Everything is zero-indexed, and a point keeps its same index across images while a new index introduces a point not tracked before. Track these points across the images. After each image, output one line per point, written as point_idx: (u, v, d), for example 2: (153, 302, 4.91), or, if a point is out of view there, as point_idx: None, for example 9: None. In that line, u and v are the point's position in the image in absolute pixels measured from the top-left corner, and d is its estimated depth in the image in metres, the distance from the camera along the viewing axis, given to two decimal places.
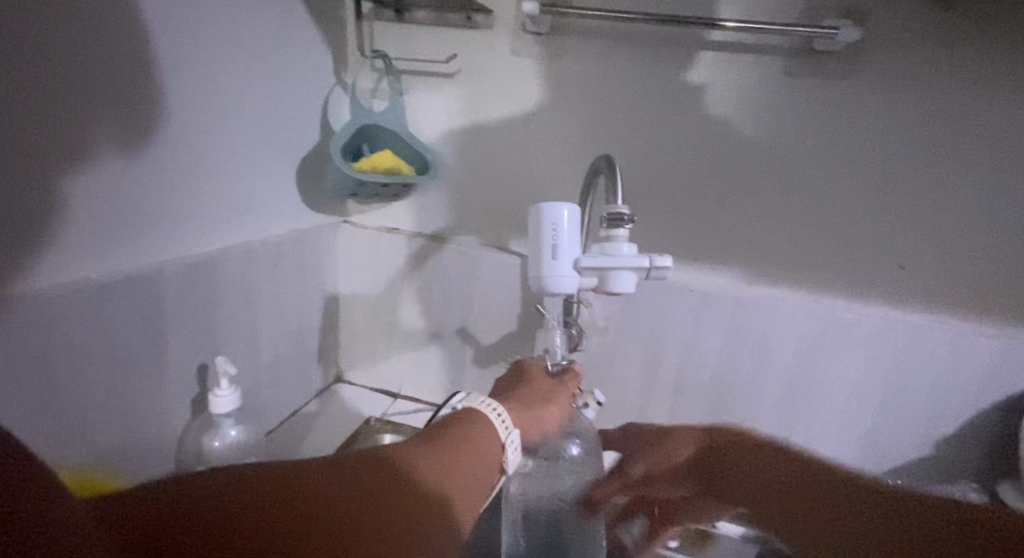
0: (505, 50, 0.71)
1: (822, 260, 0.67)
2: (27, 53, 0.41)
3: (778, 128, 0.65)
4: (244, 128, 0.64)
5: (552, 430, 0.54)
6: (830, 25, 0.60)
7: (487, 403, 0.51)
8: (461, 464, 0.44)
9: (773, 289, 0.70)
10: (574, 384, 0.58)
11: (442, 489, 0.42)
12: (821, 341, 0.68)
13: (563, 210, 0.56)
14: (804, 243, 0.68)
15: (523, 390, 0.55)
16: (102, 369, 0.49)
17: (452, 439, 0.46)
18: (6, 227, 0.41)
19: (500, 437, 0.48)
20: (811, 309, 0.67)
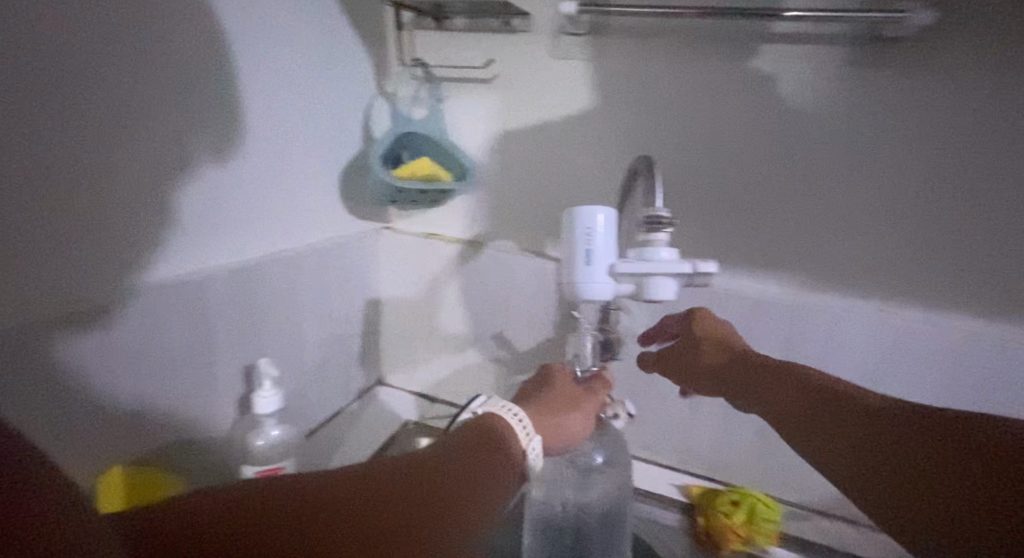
0: (543, 53, 0.70)
1: (885, 265, 0.62)
2: (87, 76, 0.44)
3: (833, 124, 0.61)
4: (290, 137, 0.67)
5: (575, 437, 0.52)
6: (895, 9, 0.55)
7: (508, 406, 0.48)
8: (478, 471, 0.42)
9: (830, 296, 0.65)
10: (602, 393, 0.56)
11: (447, 494, 0.40)
12: (882, 353, 0.62)
13: (597, 215, 0.54)
14: (864, 246, 0.63)
15: (545, 397, 0.53)
16: (156, 369, 0.52)
17: (470, 443, 0.44)
18: (64, 236, 0.44)
19: (521, 442, 0.45)
20: (870, 318, 0.62)
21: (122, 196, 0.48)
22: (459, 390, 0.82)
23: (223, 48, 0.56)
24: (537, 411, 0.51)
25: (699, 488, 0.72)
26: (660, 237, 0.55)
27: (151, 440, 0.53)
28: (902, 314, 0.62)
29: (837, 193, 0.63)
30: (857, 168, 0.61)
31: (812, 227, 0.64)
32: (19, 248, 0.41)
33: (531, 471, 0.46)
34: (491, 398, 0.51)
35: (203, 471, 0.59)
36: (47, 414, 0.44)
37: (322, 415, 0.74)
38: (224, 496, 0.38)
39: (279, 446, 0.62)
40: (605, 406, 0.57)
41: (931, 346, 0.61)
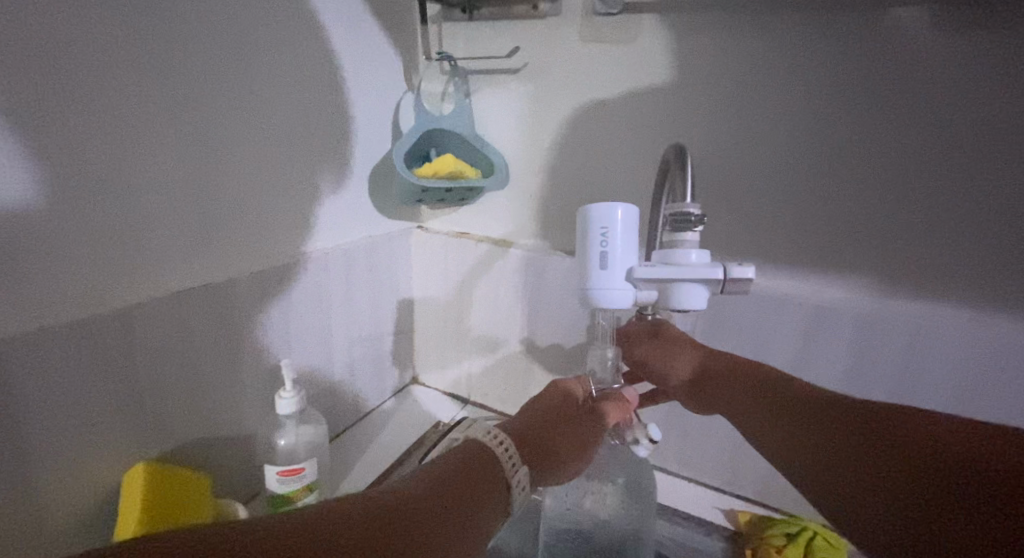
0: (573, 37, 0.66)
1: (961, 268, 0.53)
2: (109, 92, 0.46)
3: (908, 101, 0.52)
4: (318, 141, 0.67)
5: (570, 466, 0.50)
6: None
7: (493, 435, 0.47)
8: (460, 508, 0.40)
9: (892, 306, 0.56)
10: (613, 415, 0.53)
11: (460, 507, 0.40)
12: (948, 372, 0.54)
13: (616, 210, 0.46)
14: (936, 247, 0.54)
15: (538, 421, 0.51)
16: (184, 369, 0.55)
17: (454, 478, 0.42)
18: (93, 246, 0.47)
19: (504, 474, 0.44)
20: (938, 333, 0.54)
21: (148, 205, 0.51)
22: (489, 392, 0.81)
23: (248, 53, 0.57)
24: (526, 438, 0.49)
25: (745, 516, 0.65)
26: (689, 238, 0.47)
27: (177, 435, 0.56)
28: (981, 328, 0.53)
29: (906, 185, 0.54)
30: (933, 155, 0.52)
31: (872, 226, 0.56)
32: (50, 259, 0.44)
33: (517, 502, 0.45)
34: (477, 423, 0.50)
35: (229, 464, 0.62)
36: (73, 412, 0.47)
37: (349, 415, 0.77)
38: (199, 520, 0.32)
39: (303, 444, 0.64)
40: (624, 429, 0.54)
41: (1015, 365, 0.52)
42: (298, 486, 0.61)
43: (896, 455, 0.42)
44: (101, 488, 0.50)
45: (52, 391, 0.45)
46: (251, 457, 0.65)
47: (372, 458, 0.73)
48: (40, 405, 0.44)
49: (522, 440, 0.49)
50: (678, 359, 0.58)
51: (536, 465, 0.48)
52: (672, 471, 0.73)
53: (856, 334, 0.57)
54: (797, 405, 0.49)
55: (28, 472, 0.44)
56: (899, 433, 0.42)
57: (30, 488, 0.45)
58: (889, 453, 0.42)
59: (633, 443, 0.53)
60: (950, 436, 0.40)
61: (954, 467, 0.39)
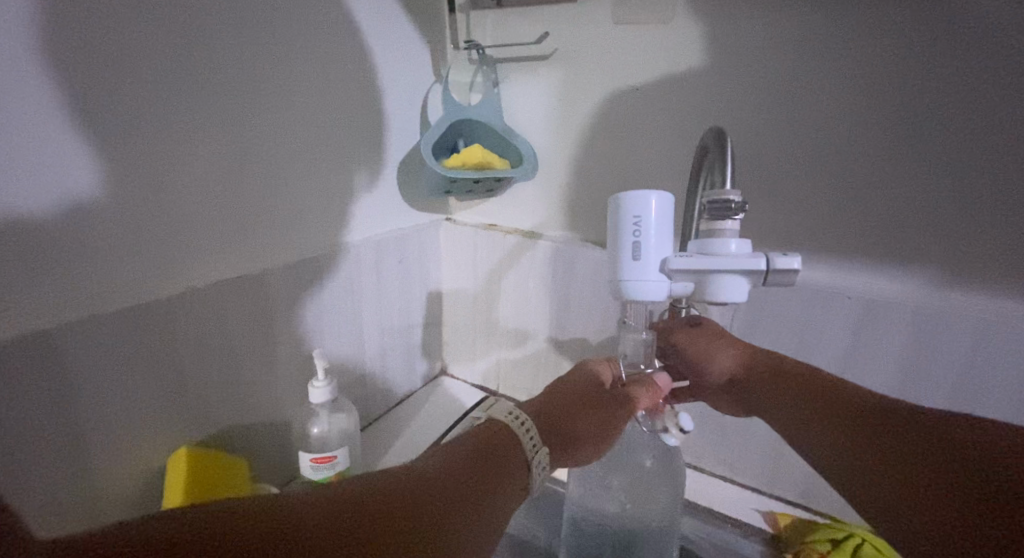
0: (606, 21, 0.63)
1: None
2: (143, 83, 0.46)
3: (977, 76, 0.47)
4: (349, 131, 0.67)
5: (592, 449, 0.50)
6: None
7: (515, 416, 0.47)
8: (480, 492, 0.40)
9: (949, 298, 0.53)
10: (643, 401, 0.51)
11: (480, 494, 0.40)
12: (1011, 370, 0.50)
13: (651, 199, 0.44)
14: (1003, 235, 0.50)
15: (562, 404, 0.51)
16: (221, 360, 0.55)
17: (474, 460, 0.42)
18: (133, 236, 0.47)
19: (524, 454, 0.44)
20: (1000, 329, 0.50)
21: (187, 196, 0.51)
22: (518, 384, 0.80)
23: (279, 44, 0.57)
24: (548, 419, 0.49)
25: (786, 519, 0.62)
26: (728, 226, 0.45)
27: (216, 423, 0.57)
28: None
29: (969, 169, 0.49)
30: (1002, 134, 0.48)
31: (931, 212, 0.52)
32: (91, 251, 0.45)
33: (537, 483, 0.45)
34: (498, 401, 0.50)
35: (265, 453, 0.63)
36: (114, 400, 0.47)
37: (380, 406, 0.77)
38: (223, 507, 0.31)
39: (335, 432, 0.64)
40: (653, 416, 0.52)
41: None
42: (330, 473, 0.61)
43: (933, 463, 0.40)
44: (142, 474, 0.51)
45: (95, 380, 0.46)
46: (286, 446, 0.65)
47: (403, 448, 0.72)
48: (84, 394, 0.45)
49: (544, 422, 0.48)
50: (719, 356, 0.56)
51: (555, 452, 0.47)
52: (706, 469, 0.70)
53: (912, 327, 0.53)
54: (835, 402, 0.48)
55: (72, 457, 0.46)
56: (925, 432, 0.41)
57: (76, 473, 0.46)
58: (924, 463, 0.40)
59: (662, 431, 0.52)
60: (976, 442, 0.39)
61: (967, 467, 0.38)
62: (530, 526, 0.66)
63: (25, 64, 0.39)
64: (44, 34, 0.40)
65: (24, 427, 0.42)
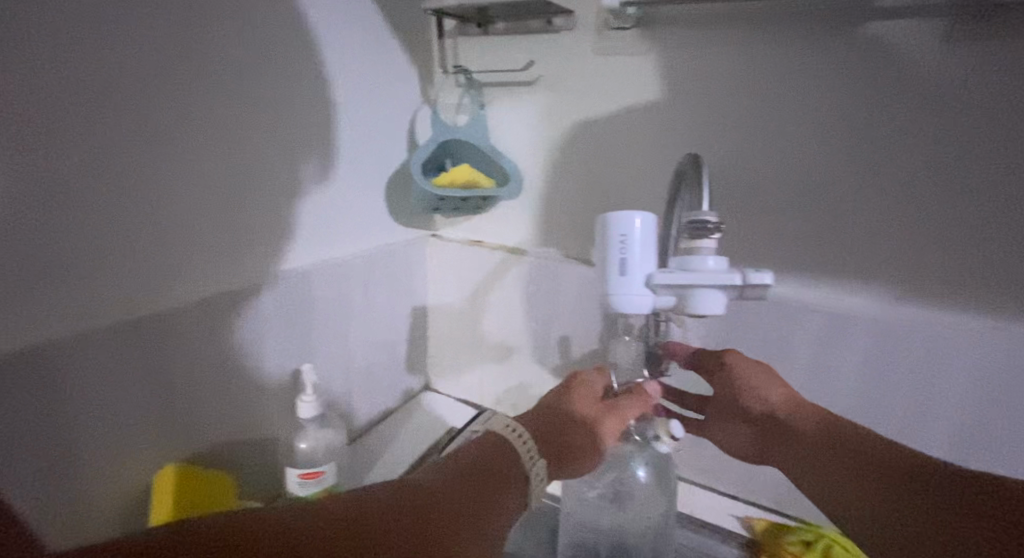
0: (586, 52, 0.67)
1: (974, 277, 0.54)
2: (140, 102, 0.47)
3: (919, 113, 0.53)
4: (337, 150, 0.69)
5: (591, 459, 0.51)
6: None
7: (512, 428, 0.49)
8: (486, 499, 0.42)
9: (904, 313, 0.57)
10: (632, 411, 0.54)
11: (480, 506, 0.41)
12: (961, 378, 0.55)
13: (635, 218, 0.48)
14: (949, 254, 0.54)
15: (560, 414, 0.53)
16: (210, 375, 0.56)
17: (476, 474, 0.44)
18: (131, 252, 0.48)
19: (523, 467, 0.46)
20: (948, 339, 0.55)
21: (180, 211, 0.52)
22: (502, 399, 0.82)
23: (270, 66, 0.59)
24: (546, 429, 0.51)
25: (762, 523, 0.65)
26: (706, 245, 0.47)
27: (206, 439, 0.57)
28: (992, 334, 0.53)
29: (917, 195, 0.55)
30: (943, 164, 0.53)
31: (885, 232, 0.57)
32: (92, 267, 0.46)
33: (536, 494, 0.46)
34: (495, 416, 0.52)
35: (252, 470, 0.62)
36: (107, 414, 0.47)
37: (367, 420, 0.78)
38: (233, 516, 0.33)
39: (323, 448, 0.64)
40: (645, 424, 0.55)
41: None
42: (318, 489, 0.61)
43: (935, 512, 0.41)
44: (131, 491, 0.51)
45: (92, 394, 0.46)
46: (273, 461, 0.65)
47: (389, 463, 0.73)
48: (78, 407, 0.45)
49: (541, 433, 0.50)
50: (766, 392, 0.55)
51: (551, 464, 0.49)
52: (687, 477, 0.73)
53: (872, 338, 0.58)
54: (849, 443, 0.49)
55: (64, 475, 0.45)
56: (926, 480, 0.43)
57: (67, 490, 0.46)
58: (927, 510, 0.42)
59: (655, 439, 0.54)
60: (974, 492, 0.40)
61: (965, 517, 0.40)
62: (519, 538, 0.68)
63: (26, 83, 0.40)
64: (46, 53, 0.40)
65: (17, 446, 0.42)
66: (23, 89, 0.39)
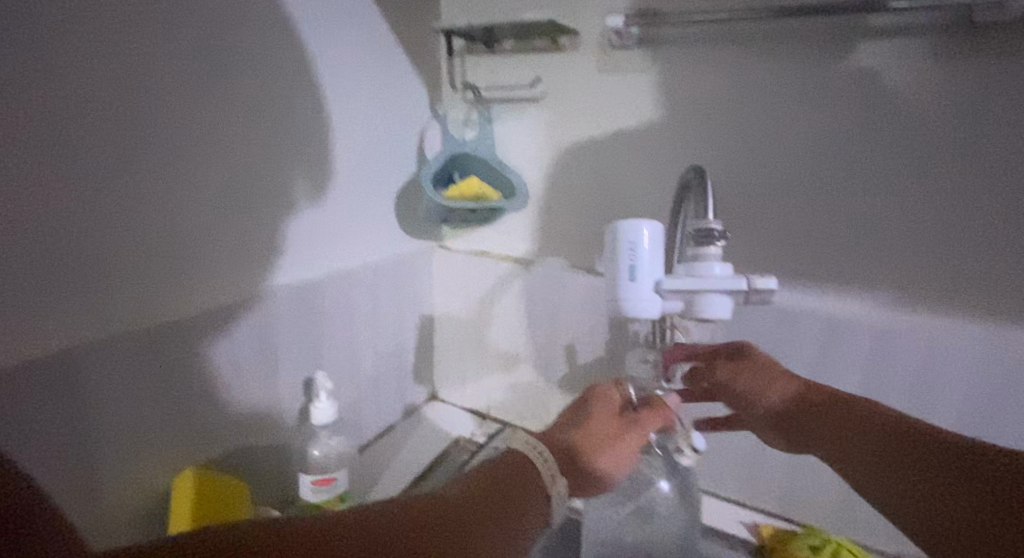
0: (590, 70, 0.70)
1: (966, 282, 0.57)
2: (166, 115, 0.49)
3: (909, 127, 0.56)
4: (350, 163, 0.70)
5: (614, 475, 0.53)
6: None
7: (534, 446, 0.50)
8: (505, 510, 0.43)
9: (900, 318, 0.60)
10: (650, 425, 0.56)
11: (502, 522, 0.42)
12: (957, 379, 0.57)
13: (642, 228, 0.50)
14: (941, 261, 0.57)
15: (582, 432, 0.54)
16: (228, 381, 0.57)
17: (498, 491, 0.45)
18: (155, 259, 0.50)
19: (545, 486, 0.47)
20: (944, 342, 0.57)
21: (201, 220, 0.53)
22: (509, 408, 0.83)
23: (288, 80, 0.61)
24: (570, 448, 0.52)
25: (768, 527, 0.67)
26: (712, 251, 0.49)
27: (221, 444, 0.57)
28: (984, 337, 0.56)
29: (910, 205, 0.57)
30: (933, 175, 0.56)
31: (880, 241, 0.60)
32: (119, 274, 0.47)
33: (557, 511, 0.47)
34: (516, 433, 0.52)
35: (264, 478, 0.63)
36: (130, 418, 0.48)
37: (374, 429, 0.78)
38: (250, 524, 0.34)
39: (336, 455, 0.65)
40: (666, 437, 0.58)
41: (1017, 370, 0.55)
42: (331, 496, 0.62)
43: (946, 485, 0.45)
44: (149, 496, 0.51)
45: (117, 398, 0.47)
46: (285, 469, 0.66)
47: (398, 471, 0.73)
48: (104, 412, 0.46)
49: (565, 452, 0.51)
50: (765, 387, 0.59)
51: (574, 480, 0.51)
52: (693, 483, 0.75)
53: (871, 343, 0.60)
54: (852, 424, 0.52)
55: (86, 477, 0.46)
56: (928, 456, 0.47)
57: (89, 493, 0.46)
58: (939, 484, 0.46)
59: (678, 452, 0.57)
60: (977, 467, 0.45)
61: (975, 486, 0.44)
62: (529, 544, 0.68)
63: (64, 96, 0.42)
64: (81, 67, 0.42)
65: (47, 450, 0.43)
66: (58, 100, 0.41)
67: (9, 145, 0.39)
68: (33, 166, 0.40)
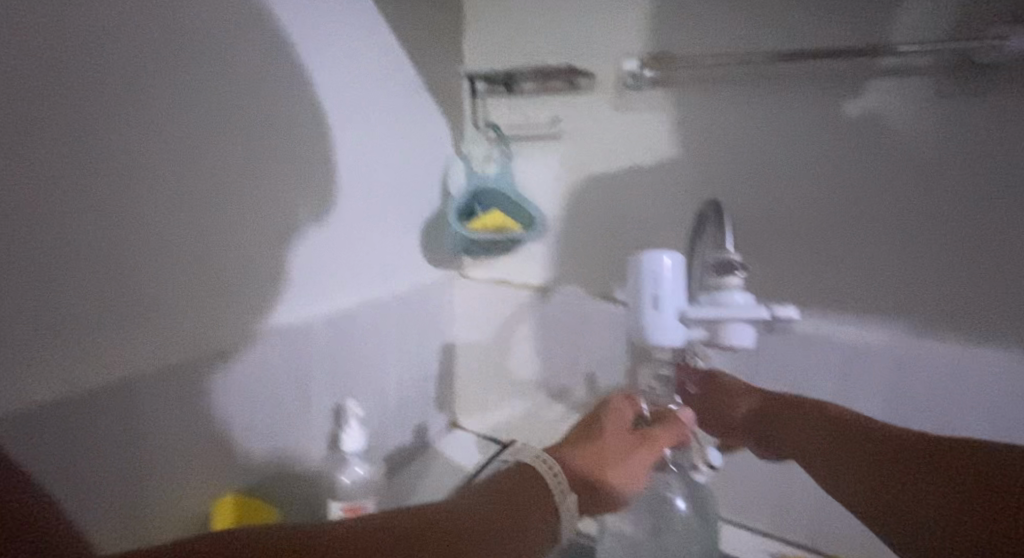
0: (607, 109, 0.74)
1: (981, 309, 0.58)
2: (211, 157, 0.53)
3: (912, 162, 0.59)
4: (378, 198, 0.74)
5: (627, 488, 0.53)
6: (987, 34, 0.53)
7: (544, 458, 0.50)
8: (513, 519, 0.44)
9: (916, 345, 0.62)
10: (663, 440, 0.57)
11: (510, 531, 0.43)
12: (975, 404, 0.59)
13: (664, 259, 0.52)
14: (953, 289, 0.59)
15: (593, 445, 0.55)
16: (264, 407, 0.59)
17: (506, 500, 0.45)
18: (200, 290, 0.53)
19: (554, 499, 0.47)
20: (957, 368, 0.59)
21: (241, 253, 0.57)
22: (529, 435, 0.84)
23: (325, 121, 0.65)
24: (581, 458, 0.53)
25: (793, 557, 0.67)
26: (734, 282, 0.52)
27: (254, 469, 0.60)
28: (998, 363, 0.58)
29: (919, 236, 0.60)
30: (939, 207, 0.59)
31: (891, 271, 0.62)
32: (167, 303, 0.50)
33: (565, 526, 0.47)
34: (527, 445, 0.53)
35: (295, 504, 0.65)
36: (175, 442, 0.51)
37: (398, 455, 0.80)
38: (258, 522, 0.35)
39: (364, 483, 0.66)
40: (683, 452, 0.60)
41: None
42: None
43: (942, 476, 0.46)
44: (188, 519, 0.53)
45: (162, 423, 0.49)
46: (315, 496, 0.67)
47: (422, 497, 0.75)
48: (151, 436, 0.49)
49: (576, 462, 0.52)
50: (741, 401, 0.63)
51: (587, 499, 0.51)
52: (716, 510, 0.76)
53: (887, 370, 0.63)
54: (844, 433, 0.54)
55: (133, 500, 0.48)
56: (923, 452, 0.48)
57: (137, 516, 0.48)
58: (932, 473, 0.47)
59: (693, 469, 0.60)
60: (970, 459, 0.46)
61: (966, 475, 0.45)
62: None
63: (126, 142, 0.46)
64: (141, 116, 0.47)
65: (101, 472, 0.45)
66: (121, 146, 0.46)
67: (78, 191, 0.43)
68: (100, 205, 0.44)
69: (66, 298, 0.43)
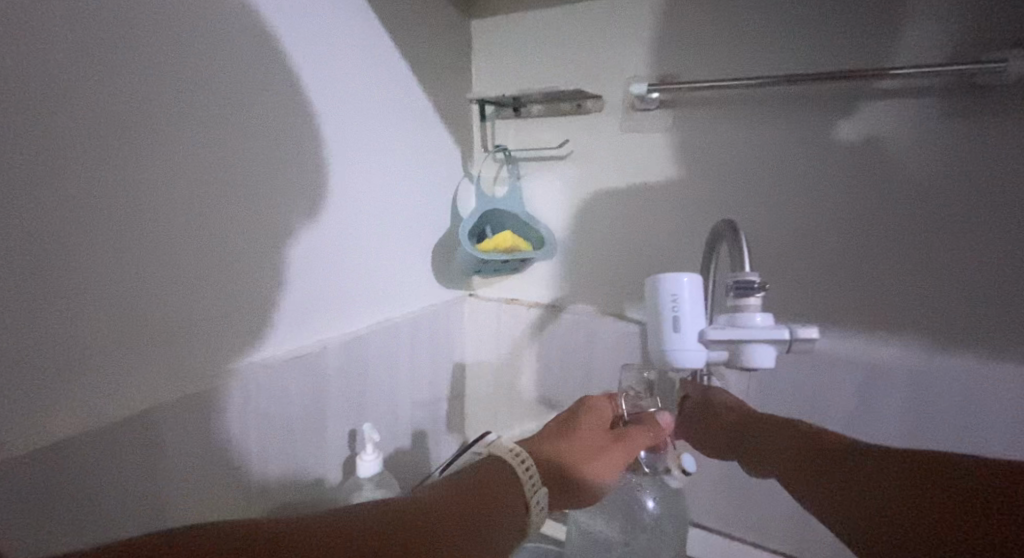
0: (615, 131, 0.75)
1: (987, 324, 0.60)
2: (230, 184, 0.53)
3: (917, 182, 0.61)
4: (390, 221, 0.74)
5: (599, 488, 0.53)
6: (988, 59, 0.55)
7: (516, 452, 0.49)
8: (479, 511, 0.43)
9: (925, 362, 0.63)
10: (640, 440, 0.56)
11: (475, 525, 0.42)
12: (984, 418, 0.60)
13: (683, 280, 0.54)
14: (960, 306, 0.61)
15: (567, 441, 0.54)
16: (280, 435, 0.59)
17: (474, 492, 0.45)
18: (218, 319, 0.53)
19: (524, 494, 0.46)
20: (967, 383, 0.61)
21: (258, 281, 0.57)
22: None
23: (337, 145, 0.65)
24: (554, 455, 0.52)
25: None
26: (752, 302, 0.53)
27: (272, 499, 0.59)
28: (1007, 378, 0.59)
29: (926, 254, 0.62)
30: (944, 226, 0.60)
31: (900, 288, 0.63)
32: (184, 334, 0.50)
33: (535, 520, 0.47)
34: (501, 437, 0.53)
35: None
36: (195, 474, 0.50)
37: (411, 479, 0.80)
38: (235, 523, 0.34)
39: None
40: (657, 455, 0.60)
41: None
42: None
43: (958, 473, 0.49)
44: None
45: (181, 455, 0.49)
46: None
47: None
48: (172, 468, 0.48)
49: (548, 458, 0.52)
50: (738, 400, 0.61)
51: (555, 495, 0.51)
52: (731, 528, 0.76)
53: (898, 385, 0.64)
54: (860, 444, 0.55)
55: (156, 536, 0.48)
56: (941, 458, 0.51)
57: None
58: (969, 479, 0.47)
59: (665, 471, 0.61)
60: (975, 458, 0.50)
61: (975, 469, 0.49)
62: None
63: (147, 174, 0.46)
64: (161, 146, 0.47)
65: (122, 507, 0.45)
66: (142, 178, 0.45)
67: (103, 228, 0.43)
68: (119, 236, 0.44)
69: (90, 334, 0.43)
